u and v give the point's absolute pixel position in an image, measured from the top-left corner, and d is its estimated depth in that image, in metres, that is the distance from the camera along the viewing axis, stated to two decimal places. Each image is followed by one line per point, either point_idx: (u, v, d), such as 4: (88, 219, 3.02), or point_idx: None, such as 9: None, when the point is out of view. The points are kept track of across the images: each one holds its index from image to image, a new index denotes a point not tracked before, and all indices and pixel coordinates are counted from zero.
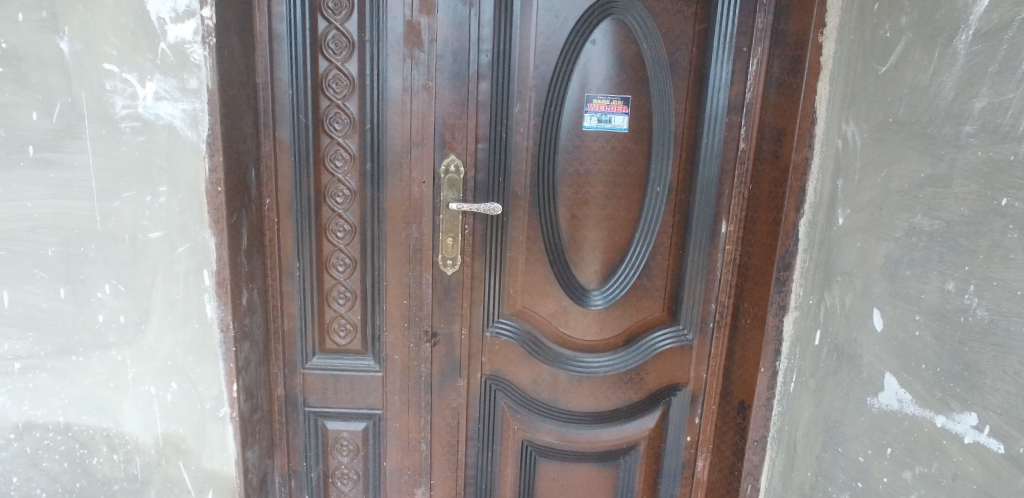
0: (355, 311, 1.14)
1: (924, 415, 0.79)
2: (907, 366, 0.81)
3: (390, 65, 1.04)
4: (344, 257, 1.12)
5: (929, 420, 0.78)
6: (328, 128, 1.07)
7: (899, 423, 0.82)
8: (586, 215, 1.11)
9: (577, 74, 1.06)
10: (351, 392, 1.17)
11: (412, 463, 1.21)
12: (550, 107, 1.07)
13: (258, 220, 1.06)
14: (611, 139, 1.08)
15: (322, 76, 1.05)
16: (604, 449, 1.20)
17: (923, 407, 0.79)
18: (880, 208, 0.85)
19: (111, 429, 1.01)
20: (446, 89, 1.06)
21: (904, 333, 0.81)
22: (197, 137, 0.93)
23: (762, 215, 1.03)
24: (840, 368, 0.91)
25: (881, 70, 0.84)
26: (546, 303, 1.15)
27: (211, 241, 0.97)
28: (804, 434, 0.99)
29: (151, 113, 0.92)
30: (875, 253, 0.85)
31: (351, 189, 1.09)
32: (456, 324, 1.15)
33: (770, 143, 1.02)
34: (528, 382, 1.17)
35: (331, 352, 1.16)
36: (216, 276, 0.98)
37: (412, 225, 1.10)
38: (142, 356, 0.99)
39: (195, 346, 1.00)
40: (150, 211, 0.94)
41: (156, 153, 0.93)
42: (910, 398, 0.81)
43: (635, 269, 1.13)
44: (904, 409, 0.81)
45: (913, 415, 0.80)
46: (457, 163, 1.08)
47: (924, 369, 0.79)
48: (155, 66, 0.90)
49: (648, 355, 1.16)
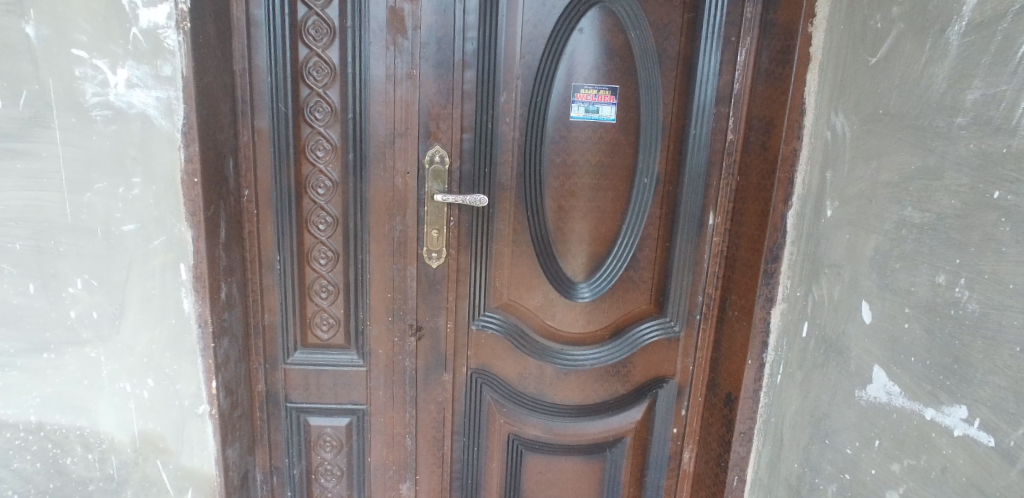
0: (338, 304, 1.11)
1: (913, 408, 0.78)
2: (896, 359, 0.80)
3: (372, 53, 1.02)
4: (326, 250, 1.09)
5: (916, 414, 0.78)
6: (308, 117, 1.04)
7: (887, 415, 0.81)
8: (573, 207, 1.10)
9: (564, 62, 1.04)
10: (334, 387, 1.15)
11: (397, 459, 1.19)
12: (537, 96, 1.05)
13: (236, 211, 1.03)
14: (598, 130, 1.07)
15: (302, 63, 1.02)
16: (591, 442, 1.20)
17: (912, 400, 0.78)
18: (869, 201, 0.83)
19: (86, 428, 0.98)
20: (430, 78, 1.03)
21: (893, 326, 0.80)
22: (173, 126, 0.90)
23: (749, 207, 1.02)
24: (827, 361, 0.90)
25: (872, 61, 0.83)
26: (532, 296, 1.13)
27: (188, 234, 0.94)
28: (791, 426, 0.97)
29: (123, 102, 0.88)
30: (864, 245, 0.84)
31: (333, 180, 1.06)
32: (442, 318, 1.13)
33: (758, 134, 1.00)
34: (514, 375, 1.16)
35: (314, 347, 1.14)
36: (193, 271, 0.96)
37: (396, 217, 1.08)
38: (118, 353, 0.97)
39: (173, 341, 0.98)
40: (124, 203, 0.91)
41: (129, 143, 0.90)
42: (899, 391, 0.80)
43: (623, 260, 1.12)
44: (893, 402, 0.81)
45: (901, 407, 0.80)
46: (442, 153, 1.06)
47: (913, 362, 0.78)
48: (128, 52, 0.87)
49: (635, 347, 1.15)
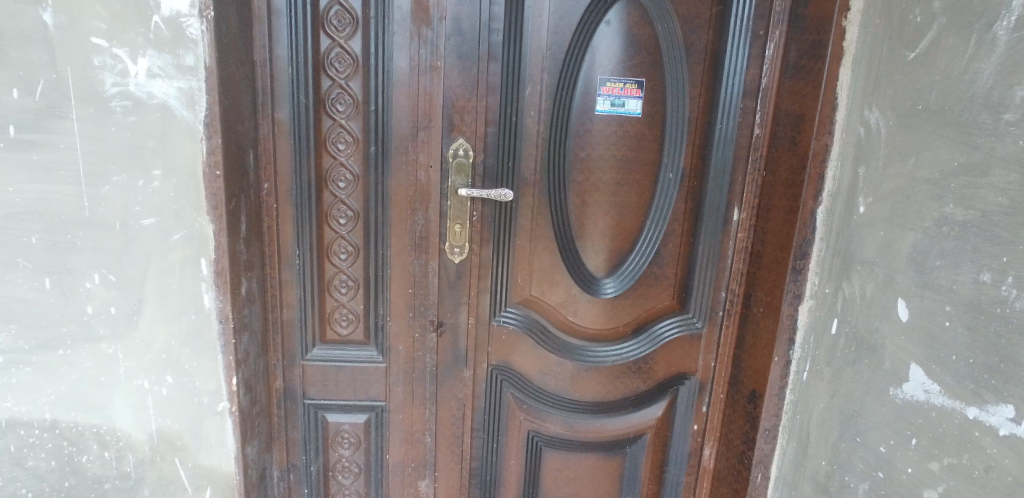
0: (358, 300, 1.10)
1: (954, 407, 0.79)
2: (936, 358, 0.81)
3: (396, 44, 0.99)
4: (347, 244, 1.07)
5: (958, 411, 0.79)
6: (330, 109, 1.02)
7: (925, 414, 0.82)
8: (597, 202, 1.08)
9: (589, 55, 1.03)
10: (353, 383, 1.13)
11: (416, 456, 1.18)
12: (562, 89, 1.03)
13: (256, 205, 1.01)
14: (623, 124, 1.06)
15: (324, 54, 1.00)
16: (611, 439, 1.19)
17: (953, 399, 0.79)
18: (906, 198, 0.84)
19: (102, 426, 0.96)
20: (455, 70, 1.02)
21: (933, 324, 0.81)
22: (194, 118, 0.89)
23: (776, 202, 1.01)
24: (858, 358, 0.90)
25: (910, 56, 0.83)
26: (554, 292, 1.12)
27: (210, 228, 0.93)
28: (819, 423, 0.97)
29: (144, 92, 0.86)
30: (900, 243, 0.85)
31: (355, 173, 1.04)
32: (462, 314, 1.12)
33: (786, 130, 0.99)
34: (535, 371, 1.15)
35: (333, 343, 1.12)
36: (214, 266, 0.94)
37: (418, 212, 1.06)
38: (135, 349, 0.95)
39: (192, 337, 0.96)
40: (143, 196, 0.89)
41: (149, 135, 0.87)
42: (939, 390, 0.81)
43: (646, 256, 1.11)
44: (931, 400, 0.82)
45: (941, 406, 0.81)
46: (466, 147, 1.04)
47: (955, 361, 0.79)
48: (148, 41, 0.85)
49: (656, 343, 1.14)
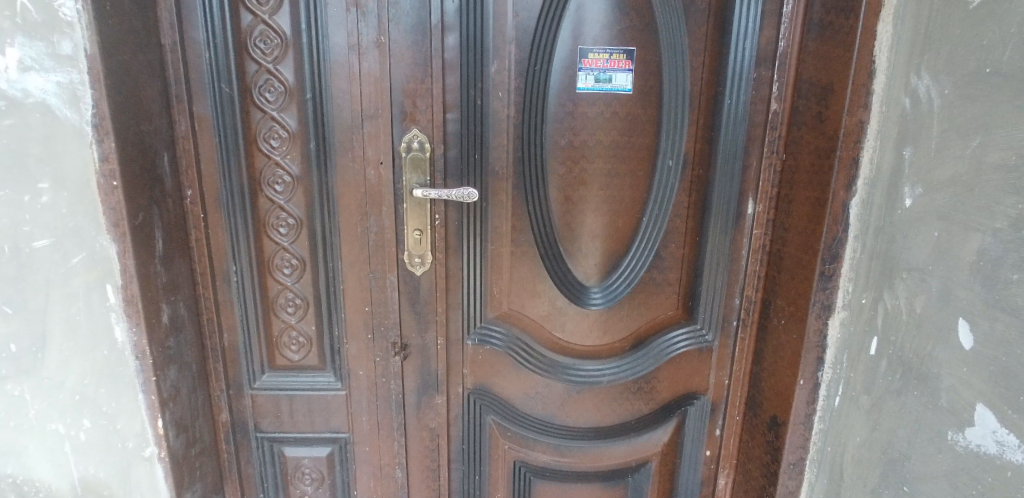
0: (308, 320, 0.95)
1: None
2: (1013, 402, 0.64)
3: (330, 16, 0.82)
4: (290, 257, 0.92)
5: None
6: (258, 98, 0.85)
7: (996, 470, 0.66)
8: (584, 197, 0.91)
9: (567, 21, 0.85)
10: (310, 414, 0.99)
11: (387, 491, 1.05)
12: (535, 64, 0.86)
13: (178, 217, 0.86)
14: (612, 103, 0.88)
15: (246, 32, 0.83)
16: (611, 467, 1.03)
17: None
18: (969, 189, 0.67)
19: (17, 475, 0.81)
20: (404, 46, 0.84)
21: (1006, 356, 0.64)
22: (80, 118, 0.73)
23: (799, 193, 0.83)
24: (907, 388, 0.74)
25: (974, 3, 0.65)
26: (536, 304, 0.96)
27: (113, 248, 0.77)
28: (854, 460, 0.82)
29: (18, 90, 0.69)
30: (962, 247, 0.68)
31: (293, 175, 0.88)
32: (431, 333, 0.96)
33: (810, 103, 0.81)
34: (519, 396, 0.99)
35: (284, 369, 0.97)
36: (123, 293, 0.79)
37: (369, 216, 0.90)
38: (46, 389, 0.79)
39: (109, 376, 0.82)
40: (31, 214, 0.73)
41: (31, 140, 0.71)
42: (1015, 442, 0.64)
43: (644, 259, 0.94)
44: (1005, 455, 0.65)
45: (1018, 463, 0.63)
46: (422, 138, 0.87)
47: None
48: (14, 25, 0.68)
49: (660, 359, 0.98)
